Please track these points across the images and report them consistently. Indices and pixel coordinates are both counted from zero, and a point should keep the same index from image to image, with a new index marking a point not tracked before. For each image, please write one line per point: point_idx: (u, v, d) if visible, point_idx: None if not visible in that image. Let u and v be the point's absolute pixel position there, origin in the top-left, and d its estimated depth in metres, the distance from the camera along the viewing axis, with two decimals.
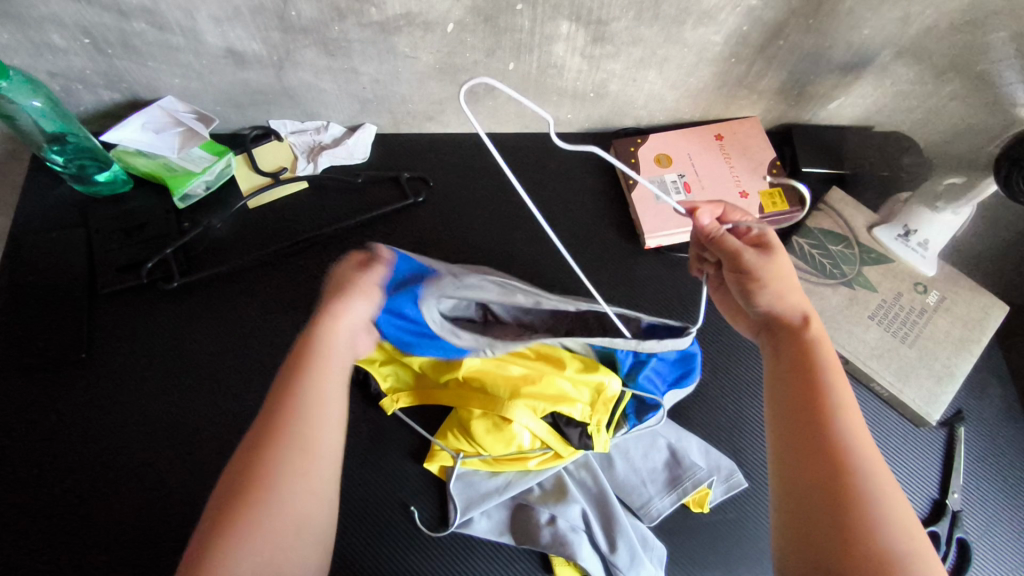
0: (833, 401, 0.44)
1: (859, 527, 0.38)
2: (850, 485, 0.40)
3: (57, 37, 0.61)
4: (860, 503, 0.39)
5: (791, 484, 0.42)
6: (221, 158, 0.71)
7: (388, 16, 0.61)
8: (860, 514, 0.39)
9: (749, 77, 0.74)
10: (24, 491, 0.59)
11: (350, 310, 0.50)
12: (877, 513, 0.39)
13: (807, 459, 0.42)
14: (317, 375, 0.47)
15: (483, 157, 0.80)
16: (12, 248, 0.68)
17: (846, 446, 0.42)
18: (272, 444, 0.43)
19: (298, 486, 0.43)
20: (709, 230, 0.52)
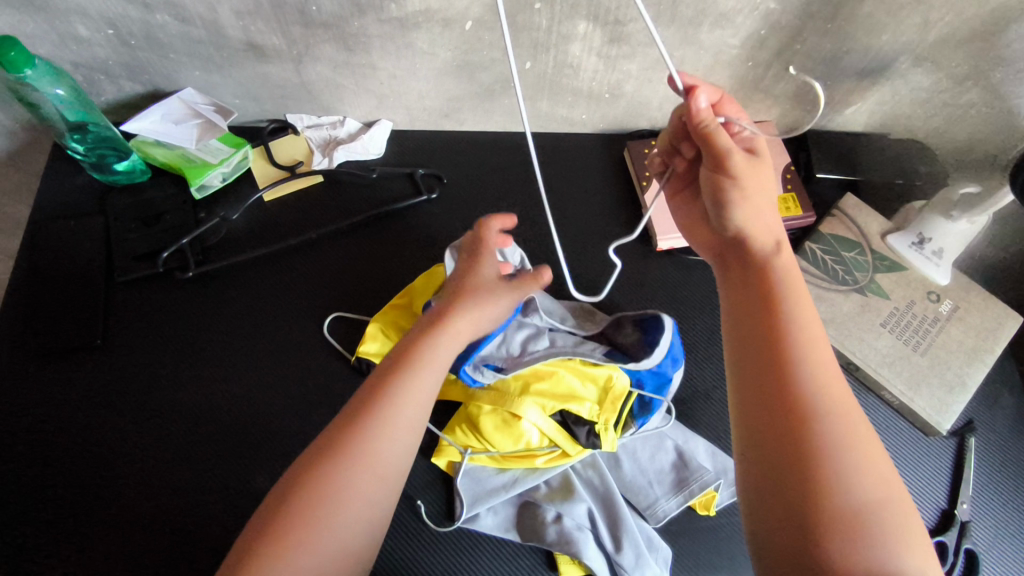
0: (799, 343, 0.44)
1: (822, 486, 0.39)
2: (814, 438, 0.40)
3: (82, 27, 0.62)
4: (824, 457, 0.40)
5: (758, 434, 0.43)
6: (238, 150, 0.72)
7: (407, 12, 0.62)
8: (825, 472, 0.39)
9: (765, 81, 0.74)
10: (38, 474, 0.60)
11: (457, 328, 0.51)
12: (839, 465, 0.40)
13: (771, 407, 0.42)
14: (398, 393, 0.46)
15: (497, 155, 0.80)
16: (31, 235, 0.69)
17: (810, 394, 0.42)
18: (336, 454, 0.44)
19: (363, 506, 0.43)
20: (703, 116, 0.47)
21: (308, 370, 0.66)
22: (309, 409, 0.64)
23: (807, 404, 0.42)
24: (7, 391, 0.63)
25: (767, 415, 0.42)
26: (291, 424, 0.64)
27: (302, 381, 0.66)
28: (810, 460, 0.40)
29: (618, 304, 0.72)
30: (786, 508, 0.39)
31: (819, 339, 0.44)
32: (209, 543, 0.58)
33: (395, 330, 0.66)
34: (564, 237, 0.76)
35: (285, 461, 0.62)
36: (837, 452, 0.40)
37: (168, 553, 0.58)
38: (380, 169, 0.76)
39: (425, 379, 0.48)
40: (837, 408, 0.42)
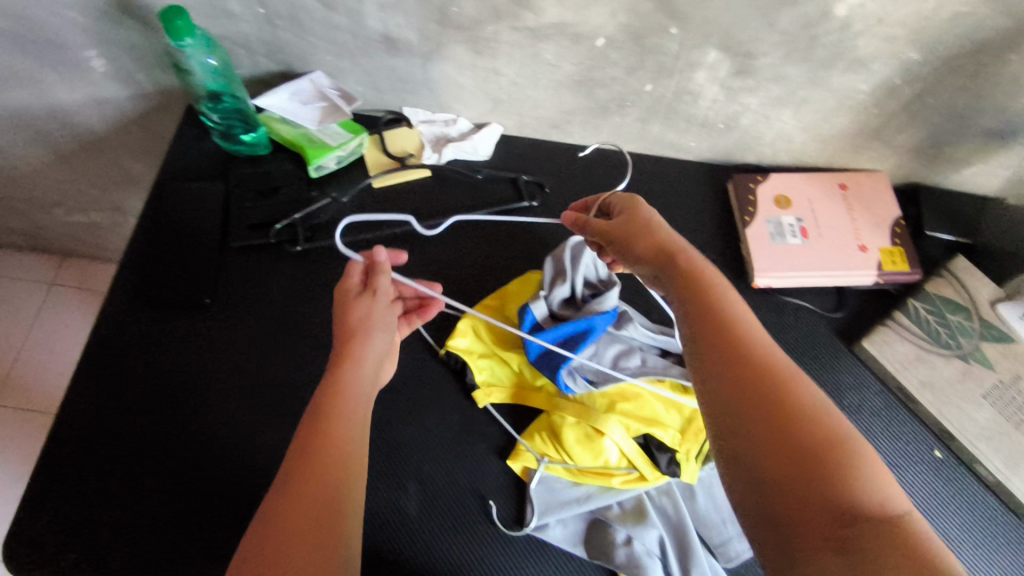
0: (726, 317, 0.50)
1: (788, 425, 0.44)
2: (765, 392, 0.46)
3: (235, 4, 0.65)
4: (780, 402, 0.45)
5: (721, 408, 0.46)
6: (356, 136, 0.74)
7: (543, 22, 0.63)
8: (788, 413, 0.44)
9: (888, 131, 0.72)
10: (138, 419, 0.63)
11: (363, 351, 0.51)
12: (794, 405, 0.45)
13: (725, 376, 0.47)
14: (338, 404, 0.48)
15: (600, 172, 0.81)
16: (157, 194, 0.73)
17: (751, 354, 0.48)
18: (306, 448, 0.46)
19: (337, 466, 0.46)
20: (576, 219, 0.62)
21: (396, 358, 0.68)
22: (393, 396, 0.66)
23: (750, 367, 0.47)
24: (120, 338, 0.67)
25: (721, 384, 0.47)
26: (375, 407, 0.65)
27: None
28: (767, 415, 0.44)
29: None
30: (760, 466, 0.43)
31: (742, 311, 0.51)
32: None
33: (488, 330, 0.68)
34: None
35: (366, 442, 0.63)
36: (791, 405, 0.45)
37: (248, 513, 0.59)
38: (486, 171, 0.78)
39: (353, 397, 0.49)
40: (771, 360, 0.47)
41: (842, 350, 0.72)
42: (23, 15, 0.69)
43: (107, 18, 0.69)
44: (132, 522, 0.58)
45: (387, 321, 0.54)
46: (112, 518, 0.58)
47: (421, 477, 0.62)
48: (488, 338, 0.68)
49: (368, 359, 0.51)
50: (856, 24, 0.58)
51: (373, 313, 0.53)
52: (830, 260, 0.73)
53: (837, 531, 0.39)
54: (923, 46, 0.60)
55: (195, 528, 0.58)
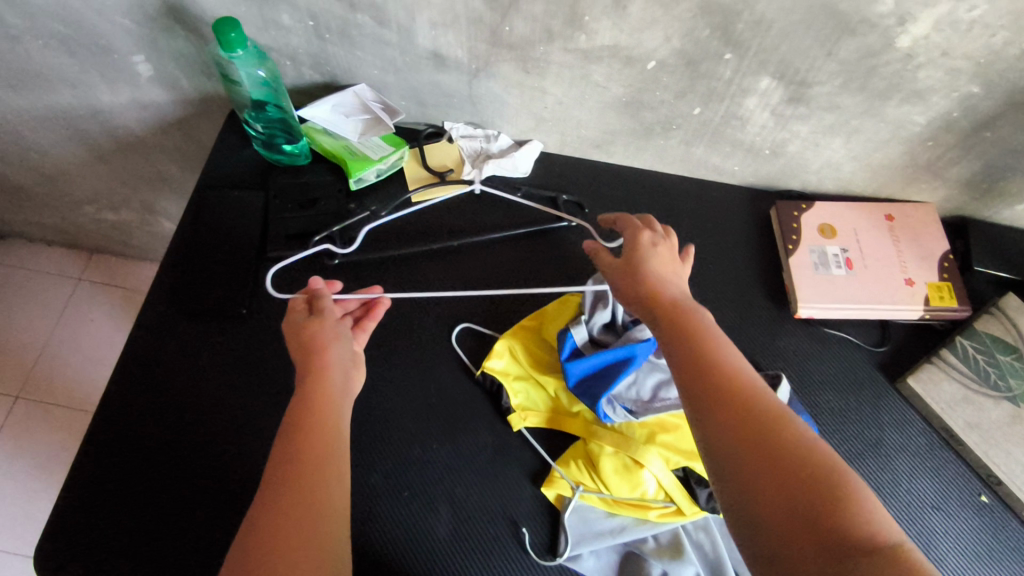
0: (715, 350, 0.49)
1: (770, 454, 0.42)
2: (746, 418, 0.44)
3: (286, 16, 0.65)
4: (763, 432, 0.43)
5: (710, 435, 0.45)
6: (397, 150, 0.73)
7: (595, 44, 0.62)
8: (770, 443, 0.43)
9: (939, 164, 0.70)
10: (168, 427, 0.63)
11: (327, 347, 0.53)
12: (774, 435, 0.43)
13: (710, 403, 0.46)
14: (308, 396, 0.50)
15: (640, 193, 0.80)
16: (196, 200, 0.73)
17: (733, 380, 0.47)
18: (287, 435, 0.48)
19: (315, 452, 0.47)
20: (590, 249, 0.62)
21: (431, 376, 0.67)
22: (428, 415, 0.65)
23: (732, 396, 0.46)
24: (156, 346, 0.67)
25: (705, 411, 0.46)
26: (409, 426, 0.65)
27: (425, 386, 0.67)
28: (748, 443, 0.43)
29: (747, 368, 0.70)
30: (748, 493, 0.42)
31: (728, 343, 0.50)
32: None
33: (525, 352, 0.67)
34: (697, 287, 0.75)
35: (399, 462, 0.63)
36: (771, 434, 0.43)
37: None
38: (526, 189, 0.77)
39: (324, 389, 0.51)
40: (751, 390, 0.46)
41: (886, 387, 0.70)
42: (76, 20, 0.70)
43: (158, 26, 0.69)
44: (164, 535, 0.58)
45: (342, 331, 0.56)
46: (145, 530, 0.58)
47: (453, 500, 0.61)
48: (524, 361, 0.67)
49: (334, 367, 0.53)
50: (918, 56, 0.57)
51: (327, 326, 0.55)
52: (874, 293, 0.71)
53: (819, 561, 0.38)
54: (986, 81, 0.58)
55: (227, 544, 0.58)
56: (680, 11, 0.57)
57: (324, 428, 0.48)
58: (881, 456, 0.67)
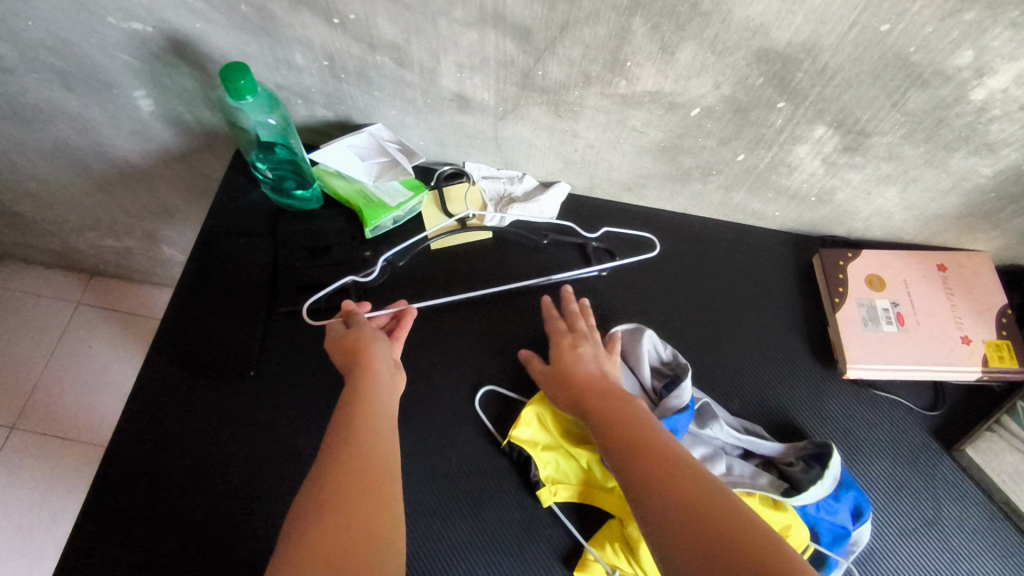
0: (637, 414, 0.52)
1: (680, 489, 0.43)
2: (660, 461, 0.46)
3: (299, 55, 0.60)
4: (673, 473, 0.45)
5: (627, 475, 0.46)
6: (416, 196, 0.69)
7: (635, 90, 0.57)
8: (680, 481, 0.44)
9: (1001, 215, 0.65)
10: (163, 499, 0.58)
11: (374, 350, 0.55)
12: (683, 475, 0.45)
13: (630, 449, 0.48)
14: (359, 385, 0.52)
15: (674, 238, 0.74)
16: (201, 250, 0.68)
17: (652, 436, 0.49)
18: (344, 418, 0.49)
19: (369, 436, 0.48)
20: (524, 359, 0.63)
21: (452, 443, 0.62)
22: (449, 488, 0.60)
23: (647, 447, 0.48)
24: (156, 410, 0.62)
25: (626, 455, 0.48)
26: (429, 502, 0.59)
27: (446, 455, 0.62)
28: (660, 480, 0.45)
29: (793, 433, 0.65)
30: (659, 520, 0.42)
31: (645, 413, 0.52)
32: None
33: (555, 420, 0.62)
34: (737, 342, 0.70)
35: (419, 542, 0.57)
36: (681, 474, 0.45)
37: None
38: (552, 236, 0.71)
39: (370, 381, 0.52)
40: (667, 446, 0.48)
41: (941, 455, 0.65)
42: (70, 55, 0.65)
43: (160, 62, 0.64)
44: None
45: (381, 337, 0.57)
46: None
47: None
48: (555, 429, 0.62)
49: (377, 366, 0.54)
50: (994, 109, 0.52)
51: (367, 332, 0.56)
52: (928, 353, 0.66)
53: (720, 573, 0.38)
54: None
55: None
56: (734, 58, 0.52)
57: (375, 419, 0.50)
58: (939, 533, 0.62)
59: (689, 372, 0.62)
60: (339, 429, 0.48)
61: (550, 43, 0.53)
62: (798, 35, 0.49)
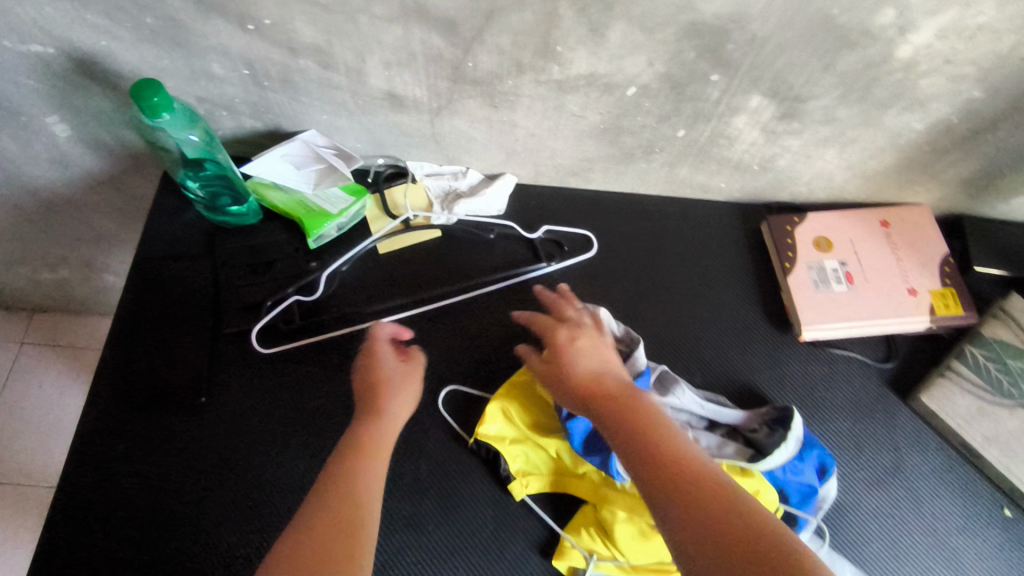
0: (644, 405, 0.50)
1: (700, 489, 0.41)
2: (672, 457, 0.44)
3: (217, 65, 0.57)
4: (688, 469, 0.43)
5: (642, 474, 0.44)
6: (359, 200, 0.67)
7: (569, 75, 0.56)
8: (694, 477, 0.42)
9: (937, 166, 0.66)
10: (121, 534, 0.56)
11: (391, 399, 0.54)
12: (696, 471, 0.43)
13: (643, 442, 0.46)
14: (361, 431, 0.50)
15: (623, 218, 0.74)
16: (136, 278, 0.65)
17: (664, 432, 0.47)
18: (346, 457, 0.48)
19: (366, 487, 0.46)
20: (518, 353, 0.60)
21: (420, 449, 0.61)
22: (421, 494, 0.59)
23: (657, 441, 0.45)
24: (105, 454, 0.58)
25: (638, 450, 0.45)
26: (403, 512, 0.58)
27: (416, 463, 0.60)
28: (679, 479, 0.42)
29: (755, 399, 0.66)
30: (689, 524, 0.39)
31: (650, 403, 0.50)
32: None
33: (519, 412, 0.62)
34: (695, 317, 0.70)
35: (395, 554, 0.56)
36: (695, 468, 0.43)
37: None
38: (499, 230, 0.71)
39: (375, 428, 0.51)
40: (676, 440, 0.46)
41: (898, 404, 0.67)
42: None
43: (67, 84, 0.60)
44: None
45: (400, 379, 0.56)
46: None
47: None
48: (519, 422, 0.61)
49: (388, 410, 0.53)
50: (920, 65, 0.53)
51: (382, 375, 0.55)
52: (878, 308, 0.68)
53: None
54: (989, 85, 0.55)
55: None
56: (664, 34, 0.51)
57: (374, 457, 0.49)
58: (902, 480, 0.64)
59: (643, 347, 0.62)
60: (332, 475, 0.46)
61: (477, 33, 0.52)
62: (726, 6, 0.49)
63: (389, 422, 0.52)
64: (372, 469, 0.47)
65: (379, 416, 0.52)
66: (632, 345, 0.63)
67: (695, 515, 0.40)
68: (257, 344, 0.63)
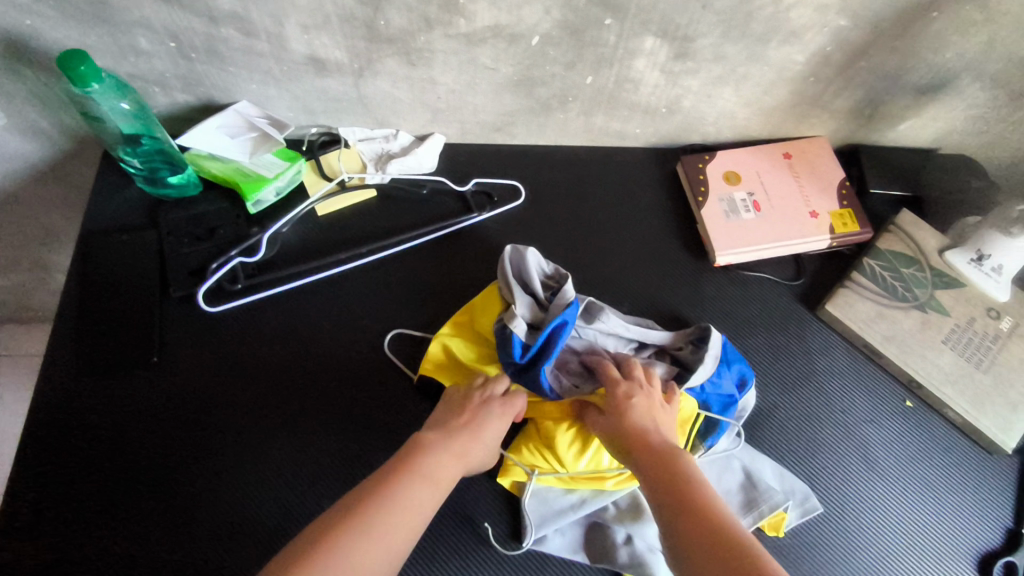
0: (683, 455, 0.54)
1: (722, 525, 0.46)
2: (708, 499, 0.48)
3: (143, 40, 0.60)
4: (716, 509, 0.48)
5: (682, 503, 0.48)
6: (293, 163, 0.70)
7: (476, 27, 0.61)
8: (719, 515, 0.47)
9: (825, 97, 0.73)
10: (84, 486, 0.58)
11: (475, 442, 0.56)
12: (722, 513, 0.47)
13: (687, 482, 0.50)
14: (438, 463, 0.52)
15: (549, 168, 0.79)
16: (83, 253, 0.68)
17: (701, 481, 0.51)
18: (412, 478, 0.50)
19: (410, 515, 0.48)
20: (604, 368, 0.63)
21: (368, 390, 0.66)
22: (372, 429, 0.64)
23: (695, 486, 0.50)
24: (63, 415, 0.61)
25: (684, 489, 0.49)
26: (354, 448, 0.63)
27: (365, 404, 0.65)
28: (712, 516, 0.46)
29: (676, 322, 0.72)
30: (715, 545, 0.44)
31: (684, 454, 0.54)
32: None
33: (461, 347, 0.66)
34: (620, 253, 0.75)
35: (349, 486, 0.61)
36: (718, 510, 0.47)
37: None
38: (431, 186, 0.76)
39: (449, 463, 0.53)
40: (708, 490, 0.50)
41: (808, 316, 0.74)
42: None
43: None
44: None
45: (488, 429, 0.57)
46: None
47: None
48: (462, 356, 0.66)
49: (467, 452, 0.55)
50: None
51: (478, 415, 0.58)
52: (784, 230, 0.74)
53: None
54: (851, 13, 0.61)
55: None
56: None
57: (430, 488, 0.50)
58: (814, 383, 0.70)
59: (570, 280, 0.67)
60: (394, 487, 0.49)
61: None
62: None
63: (461, 462, 0.54)
64: (422, 496, 0.49)
65: (458, 456, 0.53)
66: (561, 281, 0.68)
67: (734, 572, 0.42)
68: (205, 305, 0.66)
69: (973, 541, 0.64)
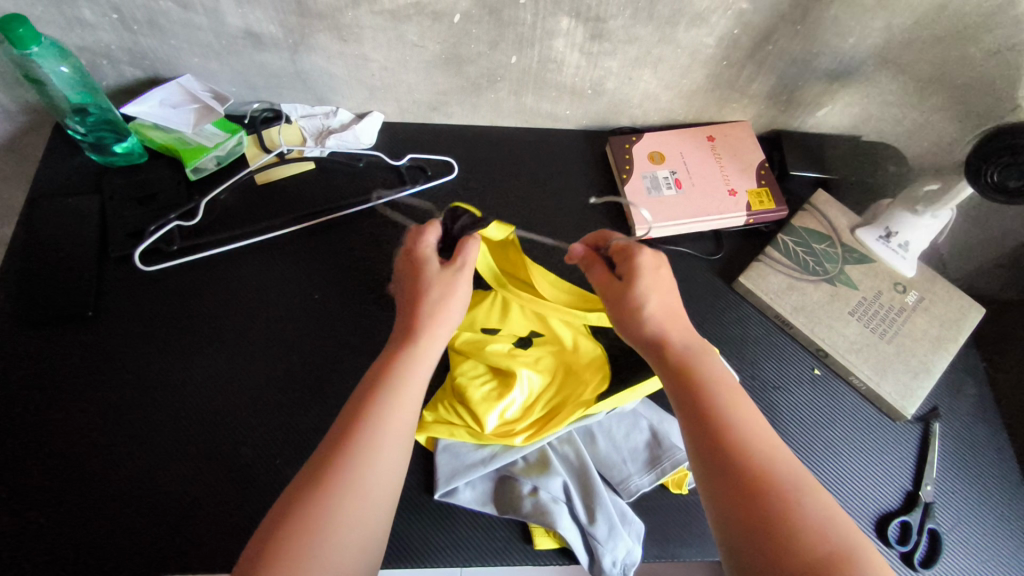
0: (718, 371, 0.52)
1: (764, 471, 0.44)
2: (747, 437, 0.47)
3: (87, 12, 0.64)
4: (760, 448, 0.46)
5: (718, 432, 0.47)
6: (233, 136, 0.75)
7: (398, 4, 0.65)
8: (761, 457, 0.45)
9: (741, 81, 0.77)
10: (10, 429, 0.61)
11: (437, 315, 0.56)
12: (756, 445, 0.46)
13: (730, 418, 0.48)
14: (406, 362, 0.53)
15: (484, 147, 0.83)
16: (28, 213, 0.71)
17: (737, 410, 0.49)
18: (378, 391, 0.50)
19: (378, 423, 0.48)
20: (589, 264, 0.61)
21: (293, 346, 0.69)
22: (295, 383, 0.67)
23: (734, 419, 0.48)
24: None
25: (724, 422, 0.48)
26: (276, 399, 0.66)
27: (290, 359, 0.68)
28: (749, 453, 0.46)
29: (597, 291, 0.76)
30: (755, 491, 0.43)
31: (725, 371, 0.52)
32: (195, 523, 0.58)
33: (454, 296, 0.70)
34: (547, 226, 0.79)
35: (269, 433, 0.64)
36: (759, 446, 0.46)
37: (151, 534, 0.57)
38: (367, 159, 0.80)
39: (420, 359, 0.53)
40: (750, 418, 0.48)
41: (724, 289, 0.77)
42: None
43: None
44: (31, 563, 0.55)
45: (445, 284, 0.58)
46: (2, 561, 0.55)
47: None
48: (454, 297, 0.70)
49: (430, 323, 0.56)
50: None
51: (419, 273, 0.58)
52: (703, 206, 0.77)
53: (804, 547, 0.40)
54: None
55: (102, 556, 0.56)
56: None
57: (392, 381, 0.51)
58: (727, 349, 0.73)
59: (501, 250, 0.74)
60: (354, 406, 0.49)
61: None
62: None
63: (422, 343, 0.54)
64: (389, 404, 0.49)
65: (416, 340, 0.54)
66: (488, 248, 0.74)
67: (768, 519, 0.42)
68: (140, 264, 0.69)
69: (872, 501, 0.66)
